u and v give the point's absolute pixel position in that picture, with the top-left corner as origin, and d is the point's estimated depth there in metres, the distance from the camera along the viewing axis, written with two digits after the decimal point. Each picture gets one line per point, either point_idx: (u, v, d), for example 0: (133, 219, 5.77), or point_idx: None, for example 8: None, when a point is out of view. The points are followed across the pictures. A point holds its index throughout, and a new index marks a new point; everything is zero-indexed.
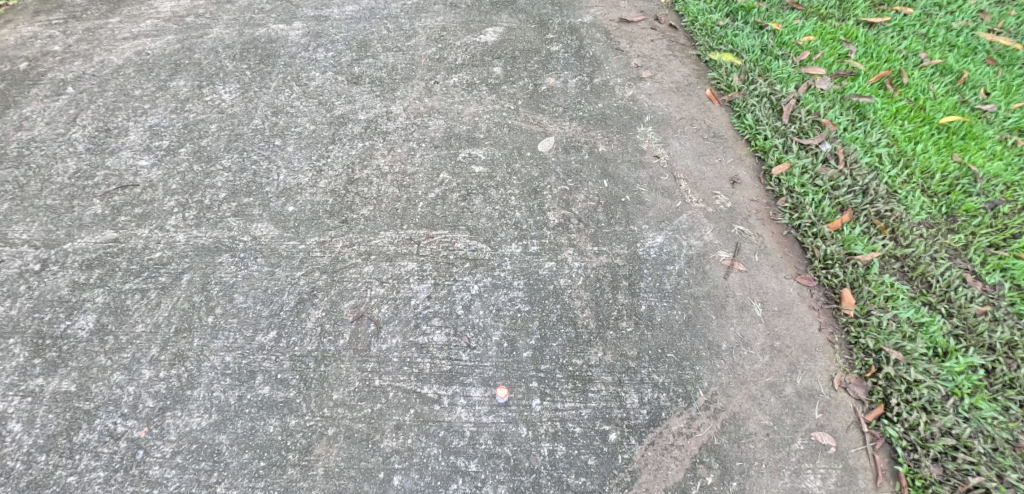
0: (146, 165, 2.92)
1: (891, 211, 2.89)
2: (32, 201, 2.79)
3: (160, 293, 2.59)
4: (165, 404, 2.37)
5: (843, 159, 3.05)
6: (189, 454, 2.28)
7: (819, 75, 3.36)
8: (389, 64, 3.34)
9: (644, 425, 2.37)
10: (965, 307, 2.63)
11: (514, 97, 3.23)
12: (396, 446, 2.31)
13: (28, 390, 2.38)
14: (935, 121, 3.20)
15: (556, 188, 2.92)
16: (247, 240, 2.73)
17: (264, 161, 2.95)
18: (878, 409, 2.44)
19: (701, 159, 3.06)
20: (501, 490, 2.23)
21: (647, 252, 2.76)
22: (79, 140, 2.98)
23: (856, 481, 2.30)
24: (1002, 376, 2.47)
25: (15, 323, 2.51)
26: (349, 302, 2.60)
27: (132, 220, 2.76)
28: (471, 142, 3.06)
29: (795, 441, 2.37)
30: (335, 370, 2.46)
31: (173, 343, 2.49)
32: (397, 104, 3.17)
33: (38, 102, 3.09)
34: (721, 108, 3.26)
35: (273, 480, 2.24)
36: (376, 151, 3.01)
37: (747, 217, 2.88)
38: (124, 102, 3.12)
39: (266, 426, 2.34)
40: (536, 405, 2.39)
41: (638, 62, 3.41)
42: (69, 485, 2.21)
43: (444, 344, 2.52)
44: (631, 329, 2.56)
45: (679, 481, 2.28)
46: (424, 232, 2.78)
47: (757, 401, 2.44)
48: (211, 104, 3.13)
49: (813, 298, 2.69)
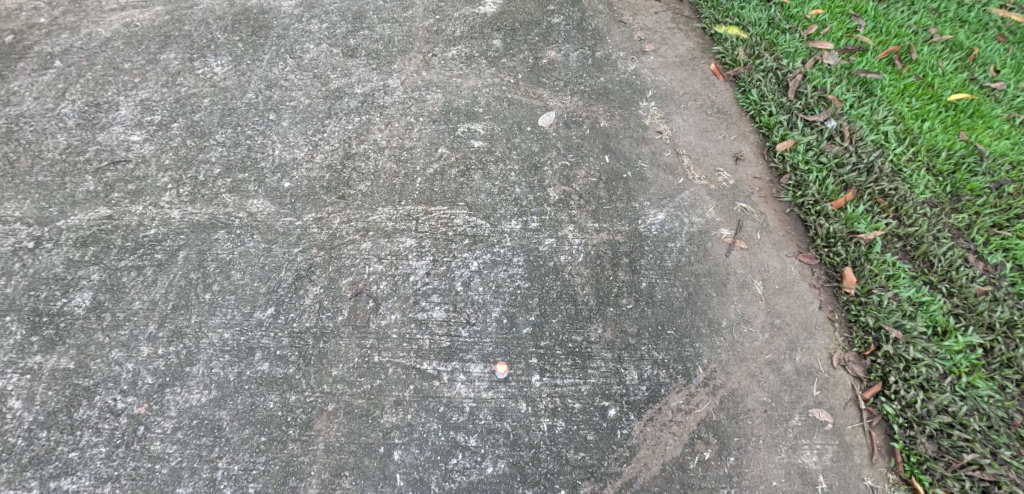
0: (138, 141, 2.86)
1: (896, 190, 2.86)
2: (24, 178, 2.74)
3: (156, 270, 2.57)
4: (165, 381, 2.37)
5: (848, 136, 3.01)
6: (189, 430, 2.30)
7: (827, 49, 3.29)
8: (386, 36, 3.25)
9: (644, 401, 2.39)
10: (966, 287, 2.63)
11: (514, 70, 3.17)
12: (396, 422, 2.33)
13: (26, 367, 2.38)
14: (943, 99, 3.16)
15: (557, 163, 2.88)
16: (243, 216, 2.69)
17: (259, 136, 2.90)
18: (876, 386, 2.46)
19: (705, 135, 3.01)
20: (501, 465, 2.27)
21: (648, 229, 2.73)
22: (69, 115, 2.91)
23: (852, 457, 2.34)
24: (1000, 355, 2.49)
25: (11, 301, 2.49)
26: (347, 278, 2.58)
27: (125, 197, 2.72)
28: (470, 116, 3.00)
29: (792, 417, 2.40)
30: (334, 346, 2.45)
31: (171, 319, 2.48)
32: (394, 78, 3.10)
33: (25, 76, 3.01)
34: (725, 83, 3.20)
35: (275, 455, 2.26)
36: (374, 126, 2.96)
37: (750, 195, 2.86)
38: (114, 75, 3.04)
39: (267, 402, 2.34)
40: (536, 381, 2.40)
41: (642, 34, 3.33)
42: (71, 460, 2.23)
43: (444, 320, 2.51)
44: (631, 306, 2.56)
45: (677, 455, 2.31)
46: (423, 208, 2.75)
47: (756, 377, 2.46)
48: (203, 78, 3.05)
49: (815, 277, 2.68)
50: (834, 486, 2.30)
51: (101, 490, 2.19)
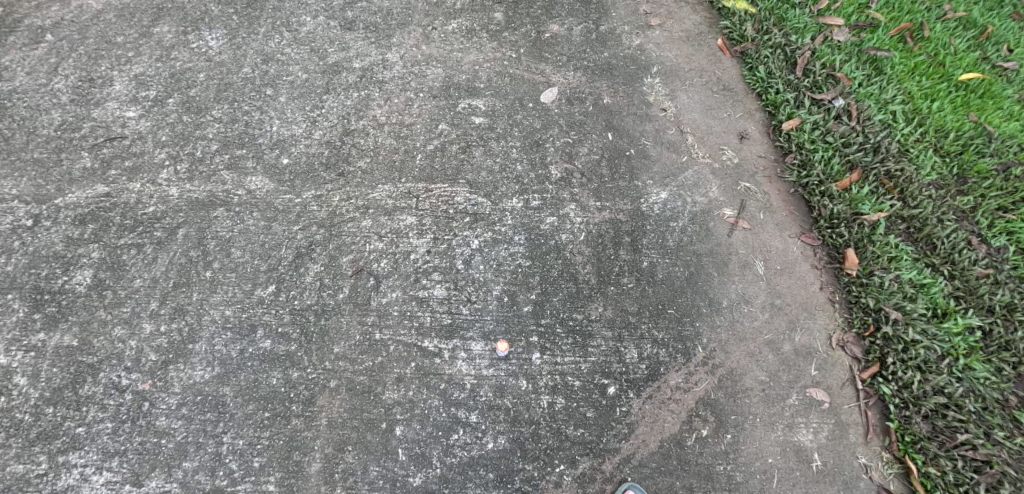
0: (134, 116, 2.82)
1: (901, 171, 2.83)
2: (19, 155, 2.71)
3: (156, 248, 2.56)
4: (167, 358, 2.39)
5: (856, 115, 2.96)
6: (194, 406, 2.33)
7: (837, 25, 3.20)
8: (385, 8, 3.17)
9: (643, 380, 2.41)
10: (968, 270, 2.63)
11: (515, 44, 3.10)
12: (398, 398, 2.36)
13: (30, 345, 2.39)
14: (953, 78, 3.11)
15: (558, 141, 2.85)
16: (242, 194, 2.67)
17: (256, 111, 2.86)
18: (873, 367, 2.48)
19: (709, 113, 2.97)
20: (501, 441, 2.31)
21: (651, 208, 2.72)
22: (63, 91, 2.86)
23: (847, 435, 2.39)
24: (998, 338, 2.52)
25: (13, 279, 2.49)
26: (348, 256, 2.58)
27: (122, 174, 2.69)
28: (471, 92, 2.95)
29: (790, 397, 2.43)
30: (335, 323, 2.46)
31: (172, 297, 2.48)
32: (393, 52, 3.04)
33: (16, 51, 2.94)
34: (732, 59, 3.13)
35: (278, 431, 2.30)
36: (373, 101, 2.91)
37: (753, 174, 2.83)
38: (106, 50, 2.97)
39: (269, 379, 2.37)
40: (536, 359, 2.42)
41: (647, 8, 3.24)
42: (78, 435, 2.27)
43: (444, 298, 2.52)
44: (632, 285, 2.56)
45: (675, 432, 2.35)
46: (423, 185, 2.73)
47: (755, 357, 2.48)
48: (198, 52, 2.99)
49: (817, 258, 2.68)
50: (828, 463, 2.34)
51: (109, 464, 2.24)
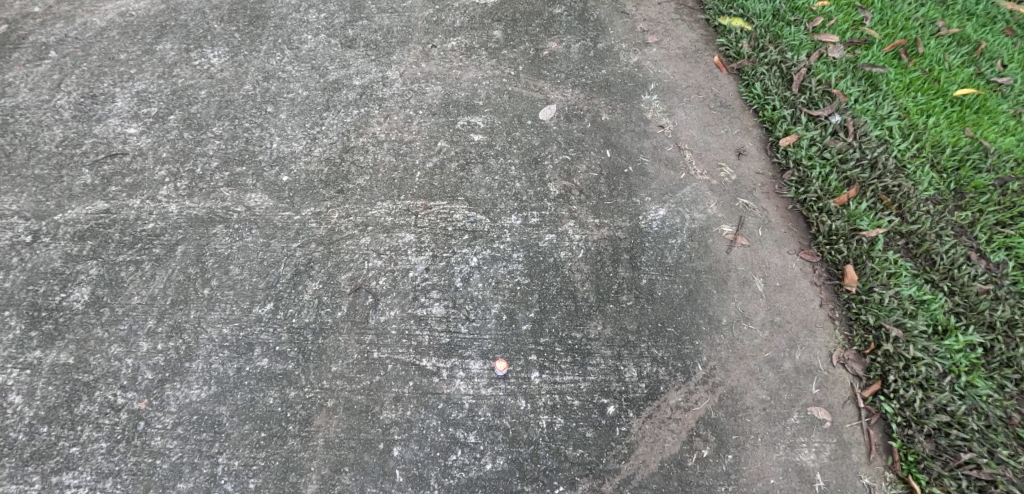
0: (134, 133, 2.83)
1: (899, 187, 2.84)
2: (20, 171, 2.71)
3: (155, 265, 2.56)
4: (164, 377, 2.37)
5: (853, 131, 2.97)
6: (189, 425, 2.31)
7: (832, 43, 3.24)
8: (384, 26, 3.20)
9: (643, 399, 2.39)
10: (968, 286, 2.63)
11: (514, 62, 3.12)
12: (396, 418, 2.33)
13: (27, 362, 2.38)
14: (949, 94, 3.13)
15: (557, 158, 2.85)
16: (242, 211, 2.67)
17: (256, 128, 2.87)
18: (874, 385, 2.46)
19: (707, 129, 2.98)
20: (500, 461, 2.28)
21: (649, 225, 2.72)
22: (65, 108, 2.88)
23: (849, 454, 2.36)
24: (1000, 354, 2.50)
25: (10, 296, 2.48)
26: (346, 274, 2.57)
27: (122, 190, 2.69)
28: (471, 109, 2.97)
29: (791, 415, 2.40)
30: (333, 342, 2.45)
31: (170, 314, 2.47)
32: (393, 69, 3.06)
33: (20, 67, 2.96)
34: (729, 76, 3.15)
35: (274, 451, 2.27)
36: (373, 119, 2.92)
37: (752, 191, 2.83)
38: (109, 66, 2.99)
39: (266, 398, 2.35)
40: (535, 379, 2.40)
41: (644, 26, 3.27)
42: (73, 455, 2.24)
43: (443, 316, 2.50)
44: (631, 303, 2.55)
45: (675, 452, 2.32)
46: (422, 202, 2.73)
47: (756, 375, 2.46)
48: (200, 69, 3.01)
49: (816, 274, 2.67)
50: (831, 483, 2.31)
51: (103, 485, 2.21)
